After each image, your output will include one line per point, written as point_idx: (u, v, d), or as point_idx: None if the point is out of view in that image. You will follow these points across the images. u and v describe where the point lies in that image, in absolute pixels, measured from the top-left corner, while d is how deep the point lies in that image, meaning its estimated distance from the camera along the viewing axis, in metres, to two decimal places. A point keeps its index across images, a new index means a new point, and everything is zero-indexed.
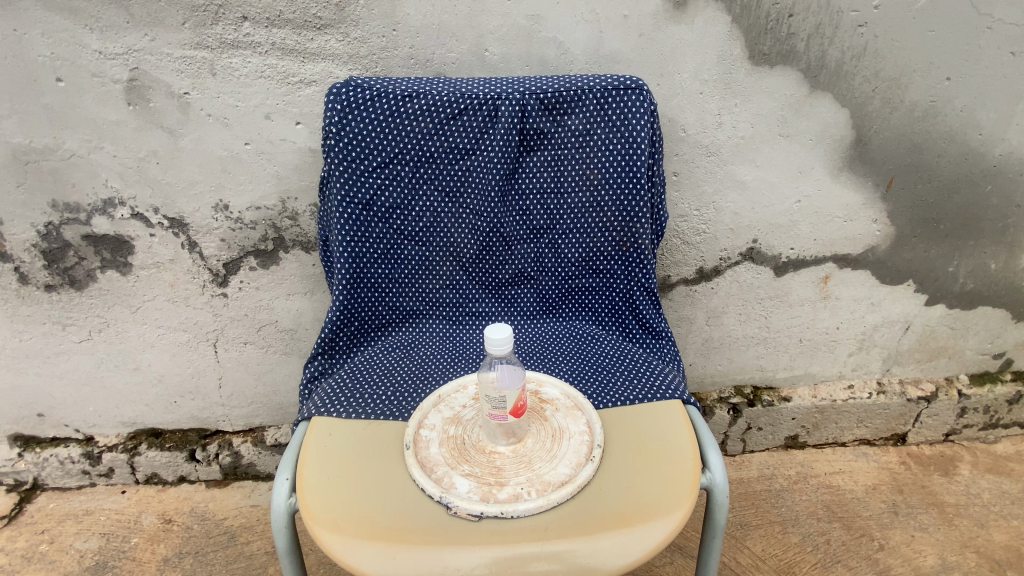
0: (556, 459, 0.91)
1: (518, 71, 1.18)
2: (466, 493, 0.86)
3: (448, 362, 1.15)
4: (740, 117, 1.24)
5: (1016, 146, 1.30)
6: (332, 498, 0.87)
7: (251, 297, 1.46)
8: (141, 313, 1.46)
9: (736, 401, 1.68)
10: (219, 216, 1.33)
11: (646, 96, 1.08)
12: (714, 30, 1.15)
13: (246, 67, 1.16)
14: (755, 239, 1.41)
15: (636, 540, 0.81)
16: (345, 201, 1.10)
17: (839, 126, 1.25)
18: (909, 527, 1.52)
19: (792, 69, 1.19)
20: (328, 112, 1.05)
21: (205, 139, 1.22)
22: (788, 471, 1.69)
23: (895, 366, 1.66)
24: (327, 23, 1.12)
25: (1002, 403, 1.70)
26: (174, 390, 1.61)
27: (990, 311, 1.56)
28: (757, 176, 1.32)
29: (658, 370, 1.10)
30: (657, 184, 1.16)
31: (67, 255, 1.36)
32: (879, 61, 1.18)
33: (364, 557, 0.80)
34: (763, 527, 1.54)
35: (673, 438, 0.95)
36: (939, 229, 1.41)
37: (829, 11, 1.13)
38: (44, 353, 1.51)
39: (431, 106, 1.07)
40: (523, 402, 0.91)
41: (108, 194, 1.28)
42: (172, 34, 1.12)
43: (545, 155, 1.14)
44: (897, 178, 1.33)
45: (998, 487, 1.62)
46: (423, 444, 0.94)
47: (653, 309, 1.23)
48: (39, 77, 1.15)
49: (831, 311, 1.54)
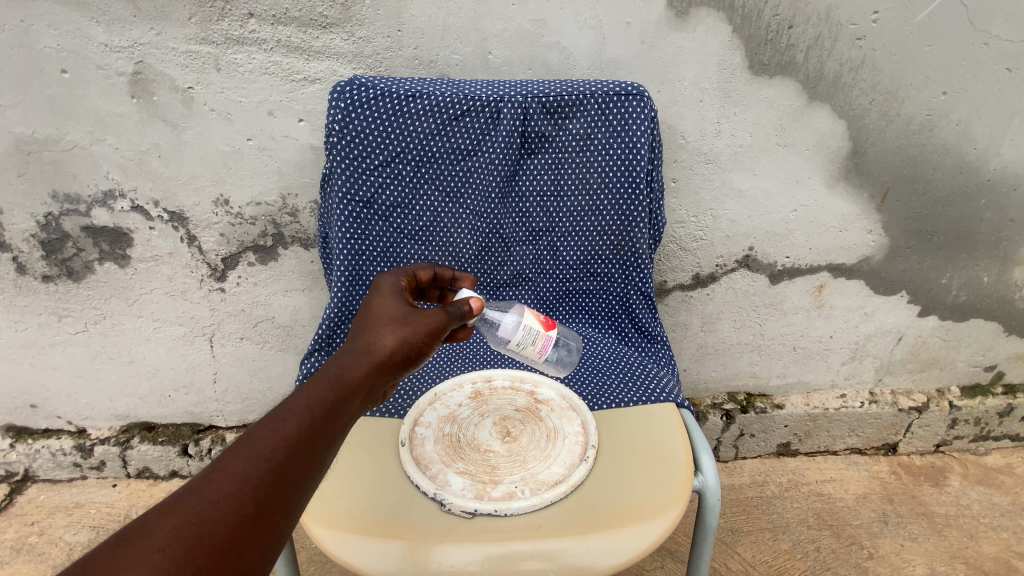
0: (550, 458, 0.92)
1: (520, 74, 1.20)
2: (461, 490, 0.87)
3: (445, 363, 1.16)
4: (739, 126, 1.25)
5: (1010, 161, 1.32)
6: (326, 493, 0.87)
7: (249, 293, 1.47)
8: (138, 306, 1.47)
9: (729, 408, 1.69)
10: (219, 211, 1.33)
11: (647, 102, 1.09)
12: (715, 39, 1.16)
13: (250, 63, 1.16)
14: (751, 246, 1.42)
15: (626, 540, 0.81)
16: (347, 198, 1.11)
17: (836, 137, 1.27)
18: (900, 537, 1.53)
19: (791, 80, 1.20)
20: (333, 109, 1.05)
21: (208, 134, 1.23)
22: (779, 478, 1.71)
23: (887, 376, 1.68)
24: (332, 22, 1.13)
25: (994, 415, 1.72)
26: (170, 384, 1.62)
27: (982, 323, 1.58)
28: (754, 184, 1.33)
29: (653, 373, 1.11)
30: (656, 190, 1.16)
31: (65, 246, 1.36)
32: (877, 74, 1.20)
33: (356, 551, 0.79)
34: (754, 533, 1.55)
35: (666, 441, 0.95)
36: (933, 241, 1.42)
37: (828, 23, 1.14)
38: (39, 344, 1.51)
39: (434, 107, 1.08)
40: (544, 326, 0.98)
41: (109, 186, 1.29)
42: (178, 29, 1.13)
43: (546, 158, 1.15)
44: (892, 191, 1.34)
45: (987, 499, 1.63)
46: (418, 441, 0.95)
47: (650, 313, 1.24)
48: (42, 68, 1.15)
49: (825, 319, 1.55)
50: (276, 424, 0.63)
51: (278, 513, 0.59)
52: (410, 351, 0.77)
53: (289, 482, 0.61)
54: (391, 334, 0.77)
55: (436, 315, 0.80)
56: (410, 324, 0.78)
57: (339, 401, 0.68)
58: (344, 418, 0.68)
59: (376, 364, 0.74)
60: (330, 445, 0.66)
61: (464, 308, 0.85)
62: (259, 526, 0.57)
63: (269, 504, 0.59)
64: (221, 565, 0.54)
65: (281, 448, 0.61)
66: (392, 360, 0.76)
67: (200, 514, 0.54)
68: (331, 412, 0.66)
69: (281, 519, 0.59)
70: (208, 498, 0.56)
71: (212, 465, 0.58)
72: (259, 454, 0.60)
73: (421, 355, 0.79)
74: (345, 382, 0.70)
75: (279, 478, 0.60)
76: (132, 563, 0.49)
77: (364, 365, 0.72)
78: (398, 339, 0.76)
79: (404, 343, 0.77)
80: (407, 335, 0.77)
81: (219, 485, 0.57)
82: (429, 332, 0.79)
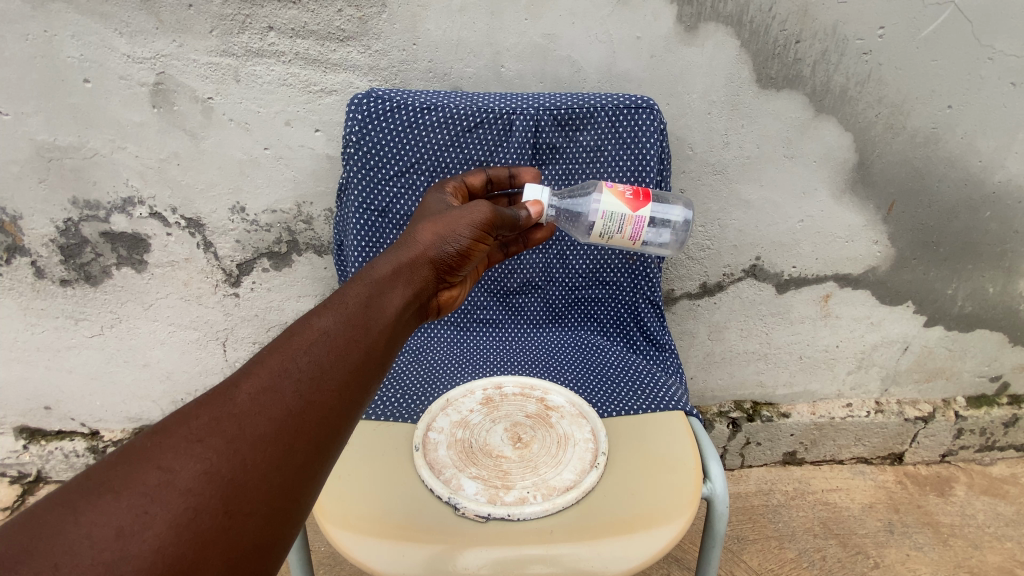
0: (561, 464, 0.95)
1: (532, 87, 1.22)
2: (473, 495, 0.89)
3: (456, 369, 1.19)
4: (746, 138, 1.27)
5: (1015, 173, 1.33)
6: (341, 495, 0.89)
7: (262, 298, 1.50)
8: (153, 310, 1.50)
9: (736, 416, 1.71)
10: (235, 218, 1.36)
11: (657, 116, 1.11)
12: (723, 53, 1.18)
13: (269, 74, 1.19)
14: (758, 256, 1.44)
15: (636, 546, 0.83)
16: (362, 207, 1.14)
17: (842, 150, 1.29)
18: (905, 546, 1.53)
19: (797, 93, 1.22)
20: (349, 121, 1.08)
21: (226, 143, 1.26)
22: (785, 487, 1.72)
23: (893, 385, 1.69)
24: (349, 36, 1.16)
25: (999, 425, 1.72)
26: (182, 387, 1.65)
27: (988, 334, 1.59)
28: (762, 195, 1.35)
29: (661, 381, 1.13)
30: (666, 200, 1.17)
31: (84, 251, 1.39)
32: (883, 88, 1.21)
33: (371, 554, 0.81)
34: (760, 541, 1.56)
35: (674, 449, 0.97)
36: (938, 252, 1.43)
37: (835, 38, 1.16)
38: (55, 347, 1.53)
39: (448, 119, 1.10)
40: (632, 200, 0.94)
41: (128, 193, 1.32)
42: (198, 41, 1.16)
43: (557, 169, 1.17)
44: (898, 202, 1.36)
45: (992, 509, 1.64)
46: (431, 446, 0.97)
47: (658, 321, 1.26)
48: (66, 78, 1.18)
49: (831, 328, 1.57)
50: (313, 317, 0.64)
51: (322, 407, 0.59)
52: (455, 247, 0.82)
53: (333, 375, 0.61)
54: (427, 230, 0.81)
55: (477, 210, 0.84)
56: (449, 220, 0.82)
57: (380, 302, 0.70)
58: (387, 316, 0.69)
59: (418, 258, 0.79)
60: (374, 340, 0.66)
61: (519, 214, 0.92)
62: (304, 423, 0.58)
63: (313, 397, 0.59)
64: (264, 459, 0.55)
65: (320, 341, 0.62)
66: (439, 257, 0.81)
67: (240, 407, 0.56)
68: (374, 309, 0.68)
69: (326, 415, 0.59)
70: (247, 392, 0.57)
71: (254, 360, 0.60)
72: (298, 348, 0.61)
73: (467, 250, 0.83)
74: (383, 278, 0.73)
75: (320, 373, 0.60)
76: (173, 453, 0.52)
77: (409, 258, 0.78)
78: (439, 235, 0.81)
79: (446, 239, 0.82)
80: (446, 231, 0.82)
81: (258, 379, 0.58)
82: (469, 227, 0.83)
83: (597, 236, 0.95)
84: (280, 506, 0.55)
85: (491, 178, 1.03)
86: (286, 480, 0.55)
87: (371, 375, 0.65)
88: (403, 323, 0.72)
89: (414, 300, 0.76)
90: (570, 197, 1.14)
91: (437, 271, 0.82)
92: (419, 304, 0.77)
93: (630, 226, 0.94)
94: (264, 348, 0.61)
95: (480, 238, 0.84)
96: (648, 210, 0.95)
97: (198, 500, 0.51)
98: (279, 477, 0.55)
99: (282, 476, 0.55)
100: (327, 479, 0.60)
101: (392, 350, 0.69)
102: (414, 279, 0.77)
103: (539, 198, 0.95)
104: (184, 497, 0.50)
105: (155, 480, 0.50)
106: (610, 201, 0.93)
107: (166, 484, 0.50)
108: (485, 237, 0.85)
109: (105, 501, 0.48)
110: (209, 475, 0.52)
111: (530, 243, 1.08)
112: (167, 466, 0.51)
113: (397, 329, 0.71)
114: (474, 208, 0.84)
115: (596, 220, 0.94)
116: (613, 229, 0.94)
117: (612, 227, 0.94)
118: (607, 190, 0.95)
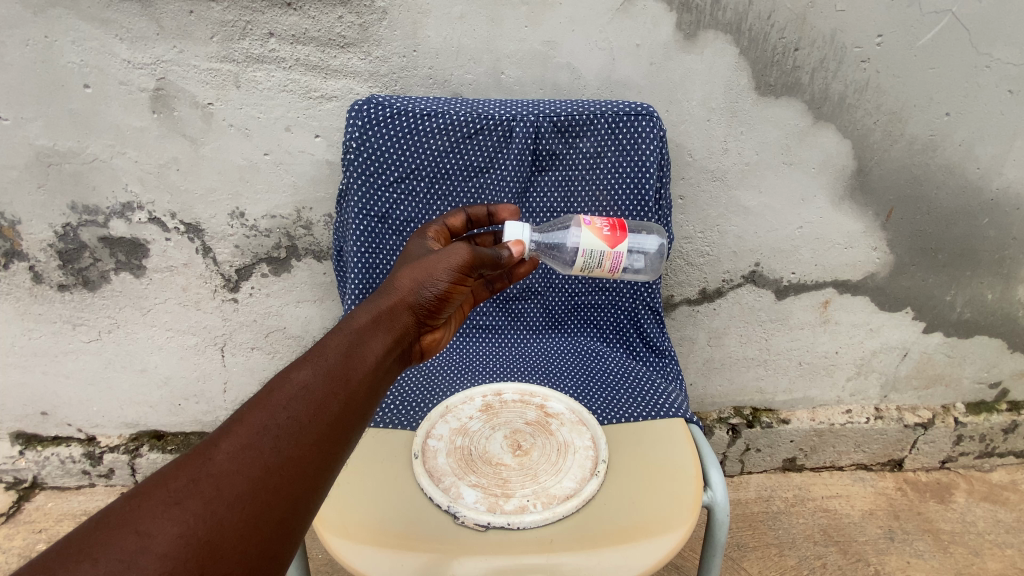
0: (561, 473, 0.94)
1: (532, 93, 1.23)
2: (474, 503, 0.89)
3: (456, 376, 1.18)
4: (746, 145, 1.28)
5: (1013, 180, 1.33)
6: (341, 503, 0.88)
7: (261, 303, 1.49)
8: (151, 315, 1.49)
9: (735, 422, 1.71)
10: (234, 223, 1.36)
11: (657, 122, 1.12)
12: (723, 60, 1.18)
13: (269, 81, 1.19)
14: (757, 262, 1.44)
15: (638, 555, 0.82)
16: (362, 213, 1.14)
17: (841, 156, 1.29)
18: (905, 553, 1.53)
19: (796, 100, 1.22)
20: (350, 126, 1.08)
21: (226, 148, 1.26)
22: (785, 493, 1.71)
23: (893, 392, 1.69)
24: (350, 42, 1.16)
25: (998, 431, 1.72)
26: (180, 392, 1.64)
27: (986, 341, 1.59)
28: (760, 202, 1.35)
29: (662, 389, 1.12)
30: (662, 229, 1.19)
31: (82, 256, 1.38)
32: (881, 95, 1.22)
33: (370, 561, 0.81)
34: (760, 549, 1.55)
35: (675, 456, 0.97)
36: (937, 258, 1.43)
37: (833, 46, 1.17)
38: (53, 352, 1.53)
39: (448, 125, 1.10)
40: (614, 236, 0.94)
41: (127, 198, 1.32)
42: (200, 47, 1.16)
43: (556, 175, 1.18)
44: (897, 209, 1.36)
45: (993, 515, 1.63)
46: (430, 453, 0.96)
47: (658, 328, 1.27)
48: (67, 83, 1.18)
49: (830, 334, 1.57)
50: (293, 369, 0.64)
51: (300, 462, 0.59)
52: (433, 291, 0.81)
53: (311, 430, 0.61)
54: (407, 275, 0.80)
55: (455, 252, 0.82)
56: (427, 265, 0.81)
57: (358, 350, 0.70)
58: (367, 365, 0.69)
59: (397, 305, 0.78)
60: (354, 390, 0.66)
61: (502, 252, 0.88)
62: (283, 477, 0.58)
63: (292, 453, 0.59)
64: (242, 518, 0.55)
65: (296, 396, 0.62)
66: (418, 302, 0.80)
67: (219, 468, 0.56)
68: (356, 357, 0.69)
69: (304, 469, 0.60)
70: (225, 452, 0.57)
71: (234, 418, 0.60)
72: (277, 404, 0.61)
73: (446, 294, 0.82)
74: (363, 327, 0.73)
75: (299, 428, 0.60)
76: (151, 517, 0.52)
77: (387, 305, 0.77)
78: (416, 280, 0.80)
79: (424, 283, 0.80)
80: (423, 276, 0.80)
81: (236, 438, 0.58)
82: (448, 271, 0.81)
83: (577, 271, 0.95)
84: (255, 562, 0.56)
85: (470, 217, 1.02)
86: (264, 535, 0.56)
87: (353, 425, 0.65)
88: (384, 370, 0.72)
89: (394, 347, 0.75)
90: (549, 231, 1.14)
91: (418, 316, 0.81)
92: (400, 350, 0.77)
93: (609, 260, 0.94)
94: (245, 405, 0.61)
95: (458, 281, 0.82)
96: (626, 244, 0.94)
97: (174, 564, 0.51)
98: (256, 535, 0.55)
99: (259, 531, 0.56)
100: (306, 527, 0.60)
101: (374, 397, 0.70)
102: (395, 326, 0.77)
103: (520, 237, 0.94)
104: (159, 562, 0.50)
105: (132, 546, 0.50)
106: (589, 239, 0.93)
107: (142, 550, 0.50)
108: (465, 278, 0.83)
109: (82, 567, 0.49)
110: (185, 538, 0.52)
111: (514, 278, 1.05)
112: (144, 531, 0.51)
113: (378, 377, 0.71)
114: (452, 250, 0.82)
115: (577, 257, 0.94)
116: (593, 265, 0.94)
117: (592, 264, 0.94)
118: (586, 226, 0.94)
